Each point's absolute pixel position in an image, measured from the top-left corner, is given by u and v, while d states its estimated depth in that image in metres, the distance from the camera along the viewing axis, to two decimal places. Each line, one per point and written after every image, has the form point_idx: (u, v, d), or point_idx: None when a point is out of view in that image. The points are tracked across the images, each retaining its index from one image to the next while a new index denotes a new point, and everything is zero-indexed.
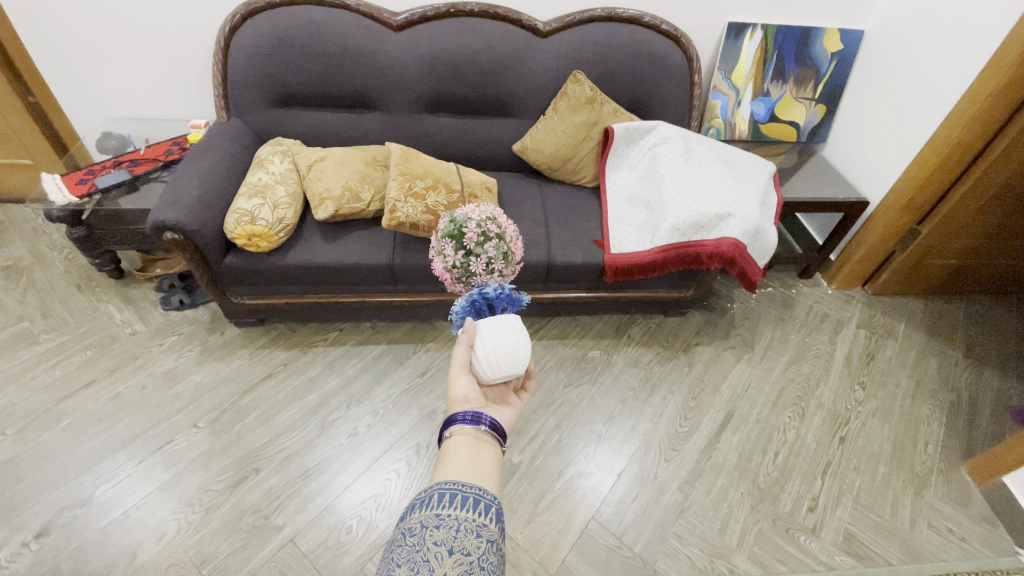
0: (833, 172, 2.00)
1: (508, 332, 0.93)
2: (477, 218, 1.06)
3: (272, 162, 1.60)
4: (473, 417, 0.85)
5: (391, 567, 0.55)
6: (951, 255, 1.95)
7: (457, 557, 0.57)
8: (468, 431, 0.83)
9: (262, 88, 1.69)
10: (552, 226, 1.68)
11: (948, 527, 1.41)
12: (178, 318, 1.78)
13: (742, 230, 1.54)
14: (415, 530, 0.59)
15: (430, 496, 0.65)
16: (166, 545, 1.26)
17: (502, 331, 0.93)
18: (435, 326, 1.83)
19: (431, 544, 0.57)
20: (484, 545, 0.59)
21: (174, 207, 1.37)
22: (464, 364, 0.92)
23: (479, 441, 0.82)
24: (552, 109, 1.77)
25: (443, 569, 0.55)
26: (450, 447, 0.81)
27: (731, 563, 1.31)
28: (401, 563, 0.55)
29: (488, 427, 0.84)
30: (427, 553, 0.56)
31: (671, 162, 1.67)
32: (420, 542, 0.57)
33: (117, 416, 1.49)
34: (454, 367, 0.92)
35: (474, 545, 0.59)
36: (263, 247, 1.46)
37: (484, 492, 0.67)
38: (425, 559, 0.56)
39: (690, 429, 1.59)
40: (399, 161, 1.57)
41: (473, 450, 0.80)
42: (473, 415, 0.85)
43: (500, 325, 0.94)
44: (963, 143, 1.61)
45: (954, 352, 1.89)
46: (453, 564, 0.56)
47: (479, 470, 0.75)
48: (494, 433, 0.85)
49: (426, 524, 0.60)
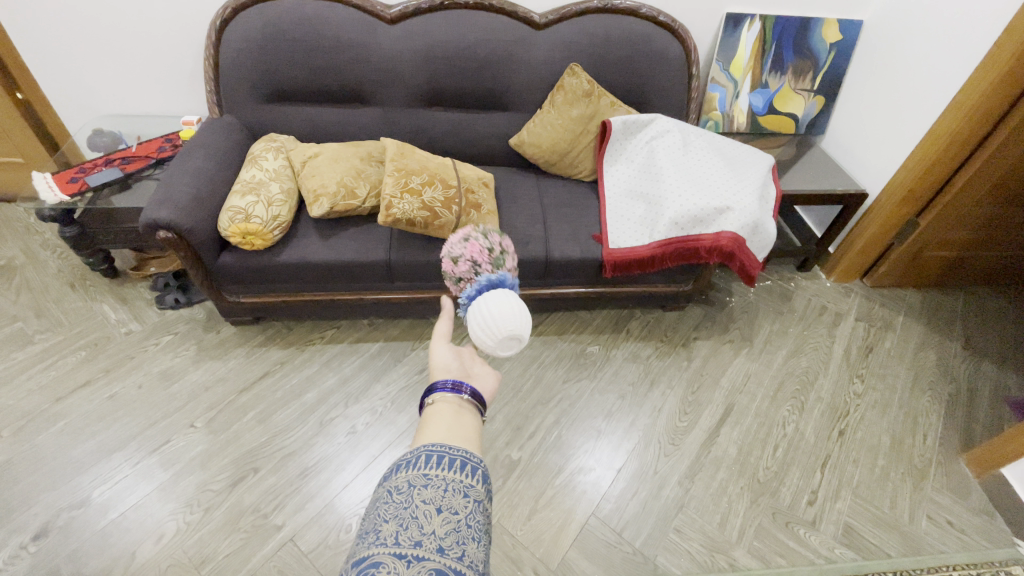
0: (831, 164, 1.99)
1: (512, 299, 0.86)
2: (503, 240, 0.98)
3: (265, 159, 1.58)
4: (454, 385, 0.79)
5: (377, 524, 0.52)
6: (949, 247, 1.95)
7: (446, 516, 0.53)
8: (449, 398, 0.76)
9: (254, 84, 1.67)
10: (550, 221, 1.67)
11: (947, 519, 1.41)
12: (174, 318, 1.76)
13: (741, 223, 1.53)
14: (401, 489, 0.55)
15: (418, 457, 0.60)
16: (165, 546, 1.25)
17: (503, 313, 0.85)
18: (433, 322, 1.81)
19: (420, 502, 0.54)
20: (472, 505, 0.56)
21: (166, 205, 1.35)
22: (444, 335, 0.89)
23: (461, 408, 0.76)
24: (549, 102, 1.75)
25: (431, 527, 0.51)
26: (430, 414, 0.73)
27: (732, 557, 1.32)
28: (387, 520, 0.52)
29: (470, 394, 0.78)
30: (416, 509, 0.53)
31: (669, 156, 1.65)
32: (407, 499, 0.54)
33: (113, 416, 1.48)
34: (433, 338, 0.89)
35: (462, 504, 0.55)
36: (257, 245, 1.45)
37: (471, 455, 0.63)
38: (413, 516, 0.52)
39: (689, 424, 1.58)
40: (394, 157, 1.55)
41: (454, 415, 0.73)
42: (454, 382, 0.78)
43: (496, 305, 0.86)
44: (963, 134, 1.60)
45: (952, 344, 1.89)
46: (442, 522, 0.52)
47: (462, 434, 0.68)
48: (476, 401, 0.78)
49: (413, 483, 0.56)
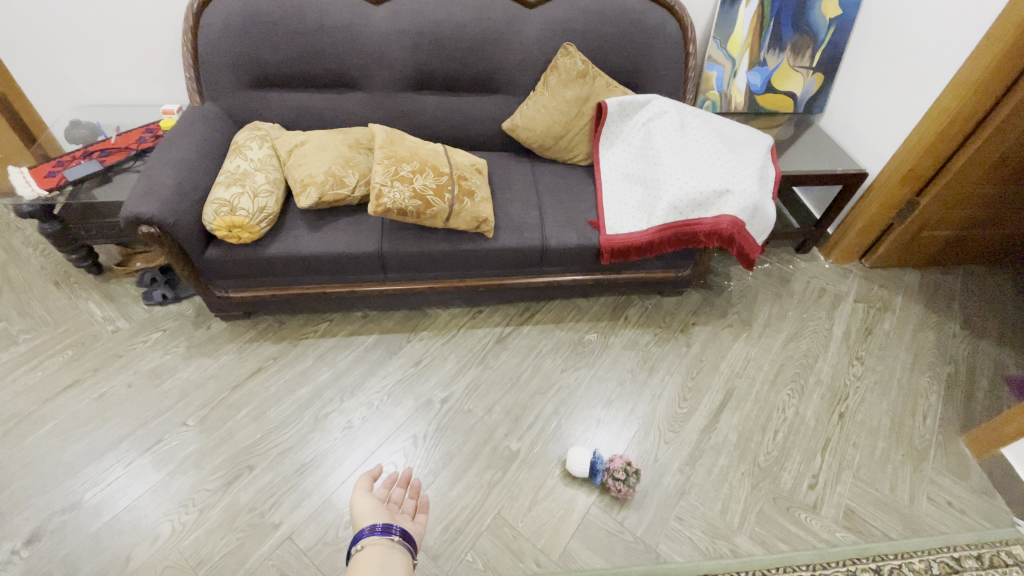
0: (830, 143, 1.95)
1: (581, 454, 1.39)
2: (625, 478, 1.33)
3: (250, 148, 1.52)
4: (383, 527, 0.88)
5: None
6: (949, 226, 1.92)
7: None
8: (380, 541, 0.86)
9: (236, 69, 1.60)
10: (545, 207, 1.63)
11: (947, 500, 1.42)
12: (162, 314, 1.72)
13: (741, 206, 1.50)
14: None
15: None
16: (161, 548, 1.23)
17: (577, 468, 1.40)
18: (429, 313, 1.78)
19: None
20: None
21: (148, 199, 1.30)
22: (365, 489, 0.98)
23: (393, 549, 0.86)
24: (542, 84, 1.70)
25: None
26: (359, 560, 0.82)
27: (733, 543, 1.31)
28: None
29: (400, 535, 0.88)
30: None
31: (667, 137, 1.61)
32: None
33: (103, 417, 1.45)
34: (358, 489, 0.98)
35: None
36: (244, 238, 1.41)
37: None
38: None
39: (689, 410, 1.57)
40: (383, 144, 1.50)
41: (384, 560, 0.83)
42: (384, 527, 0.87)
43: (575, 460, 1.38)
44: (966, 111, 1.56)
45: (951, 323, 1.88)
46: None
47: None
48: (406, 542, 0.88)
49: None
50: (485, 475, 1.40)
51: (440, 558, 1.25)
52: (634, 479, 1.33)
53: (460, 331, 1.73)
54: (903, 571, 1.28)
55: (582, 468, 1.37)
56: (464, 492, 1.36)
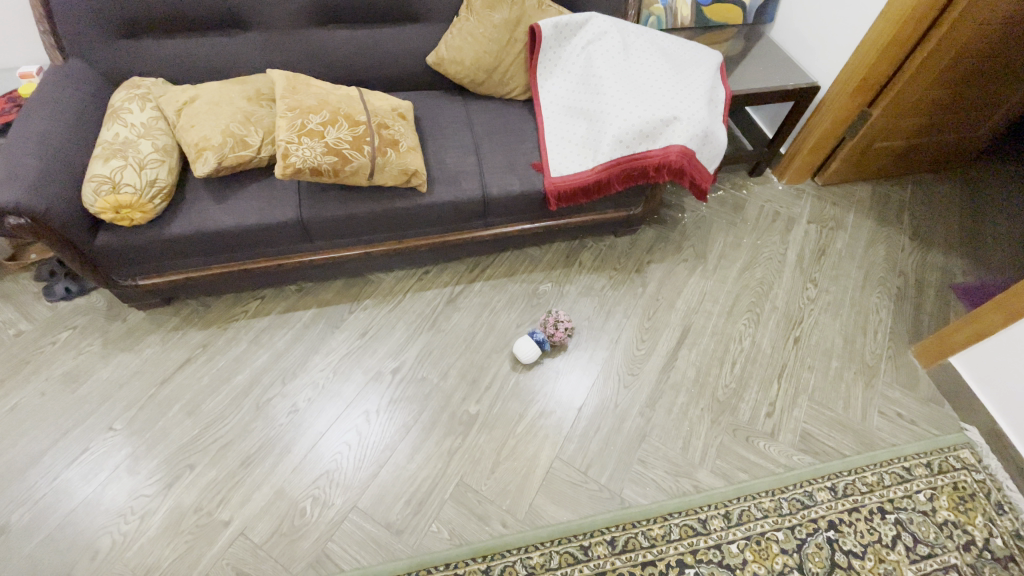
0: (781, 55, 1.84)
1: (521, 344, 1.45)
2: (551, 316, 1.51)
3: (129, 111, 1.30)
4: None
5: None
6: (902, 136, 1.86)
7: None
8: None
9: (95, 14, 1.33)
10: (482, 152, 1.49)
11: (897, 412, 1.46)
12: (69, 310, 1.53)
13: (690, 134, 1.39)
14: None
15: None
16: (104, 562, 1.16)
17: (532, 349, 1.44)
18: (370, 280, 1.65)
19: None
20: None
21: (5, 185, 1.09)
22: None
23: None
24: (465, 9, 1.51)
25: None
26: None
27: (696, 479, 1.33)
28: None
29: None
30: None
31: (609, 62, 1.47)
32: None
33: (17, 432, 1.31)
34: None
35: None
36: (137, 219, 1.23)
37: None
38: None
39: (648, 350, 1.54)
40: (284, 93, 1.30)
41: None
42: None
43: (530, 351, 1.44)
44: (917, 13, 1.44)
45: (900, 236, 1.89)
46: None
47: None
48: None
49: None
50: (445, 443, 1.35)
51: (403, 533, 1.22)
52: (557, 312, 1.53)
53: (406, 295, 1.62)
54: (857, 486, 1.33)
55: (525, 345, 1.45)
56: (424, 463, 1.32)
